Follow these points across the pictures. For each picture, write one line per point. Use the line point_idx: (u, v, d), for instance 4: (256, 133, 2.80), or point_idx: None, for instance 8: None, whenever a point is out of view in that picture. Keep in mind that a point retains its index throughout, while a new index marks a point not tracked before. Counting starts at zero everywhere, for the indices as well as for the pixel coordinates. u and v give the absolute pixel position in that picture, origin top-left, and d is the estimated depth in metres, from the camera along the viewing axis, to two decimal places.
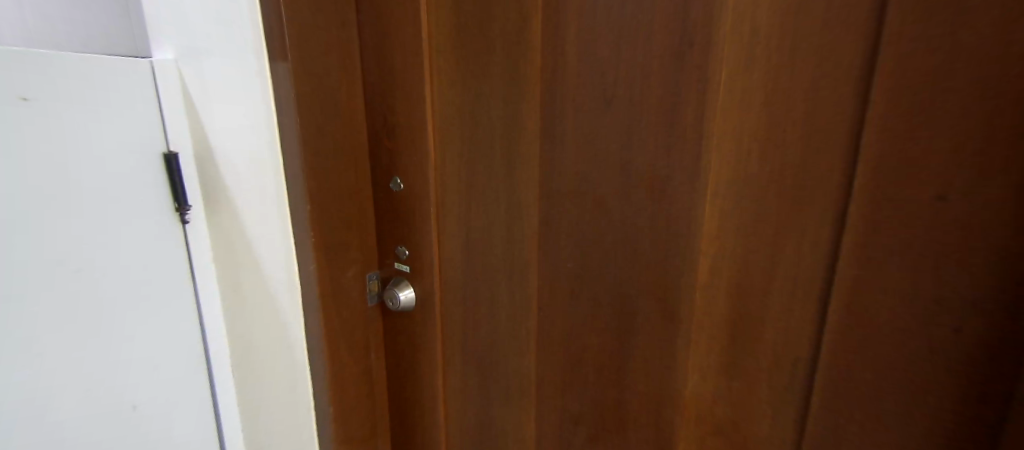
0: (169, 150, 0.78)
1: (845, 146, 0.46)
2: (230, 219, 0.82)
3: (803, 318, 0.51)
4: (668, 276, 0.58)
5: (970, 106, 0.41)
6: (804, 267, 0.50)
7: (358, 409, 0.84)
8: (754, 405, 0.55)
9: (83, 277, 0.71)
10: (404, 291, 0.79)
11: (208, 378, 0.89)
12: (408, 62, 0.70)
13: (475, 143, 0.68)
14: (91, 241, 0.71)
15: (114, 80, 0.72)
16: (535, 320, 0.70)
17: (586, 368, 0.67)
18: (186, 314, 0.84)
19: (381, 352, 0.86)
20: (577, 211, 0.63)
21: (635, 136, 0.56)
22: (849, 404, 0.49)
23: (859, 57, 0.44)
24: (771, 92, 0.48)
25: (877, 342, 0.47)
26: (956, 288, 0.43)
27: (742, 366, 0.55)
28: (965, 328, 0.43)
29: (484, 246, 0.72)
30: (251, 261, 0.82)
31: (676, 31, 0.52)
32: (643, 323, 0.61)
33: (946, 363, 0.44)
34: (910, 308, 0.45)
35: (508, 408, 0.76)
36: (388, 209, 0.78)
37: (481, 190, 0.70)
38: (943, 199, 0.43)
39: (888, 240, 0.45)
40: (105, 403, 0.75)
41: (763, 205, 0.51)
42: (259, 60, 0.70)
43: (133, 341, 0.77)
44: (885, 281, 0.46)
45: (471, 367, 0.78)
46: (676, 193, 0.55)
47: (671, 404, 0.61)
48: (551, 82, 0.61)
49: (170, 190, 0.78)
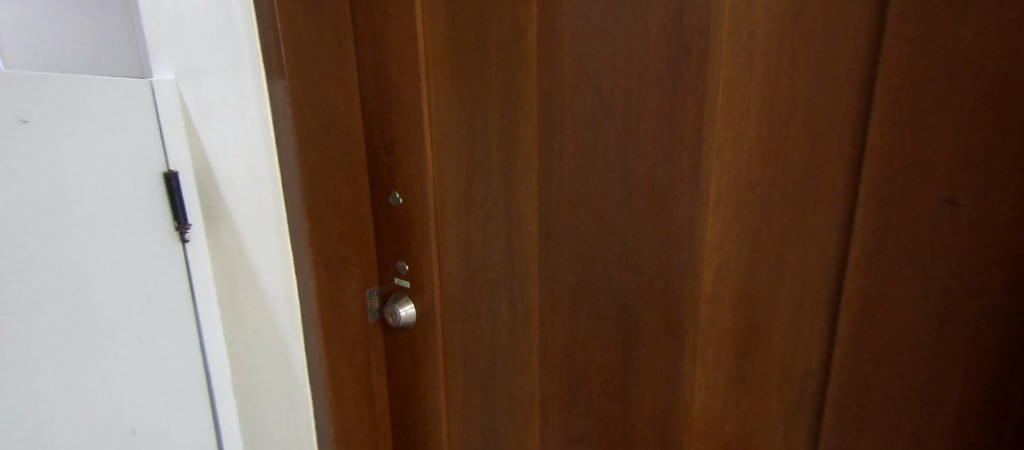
0: (169, 169, 0.77)
1: (850, 151, 0.45)
2: (230, 237, 0.81)
3: (812, 329, 0.49)
4: (670, 287, 0.56)
5: (976, 106, 0.39)
6: (811, 277, 0.48)
7: (360, 428, 0.83)
8: (764, 421, 0.53)
9: (76, 301, 0.70)
10: (405, 308, 0.78)
11: (208, 402, 0.86)
12: (405, 77, 0.69)
13: (472, 156, 0.68)
14: (85, 264, 0.70)
15: (110, 101, 0.71)
16: (537, 335, 0.68)
17: (590, 384, 0.65)
18: (186, 335, 0.82)
19: (382, 370, 0.85)
20: (577, 224, 0.61)
21: (633, 146, 0.55)
22: (864, 419, 0.47)
23: (861, 61, 0.43)
24: (770, 98, 0.47)
25: (889, 354, 0.45)
26: (968, 296, 0.42)
27: (750, 379, 0.53)
28: (981, 338, 0.42)
29: (484, 260, 0.71)
30: (254, 280, 0.81)
31: (672, 37, 0.51)
32: (647, 337, 0.59)
33: (962, 374, 0.43)
34: (922, 318, 0.43)
35: (512, 426, 0.74)
36: (387, 224, 0.77)
37: (479, 204, 0.69)
38: (953, 203, 0.41)
39: (897, 249, 0.44)
40: (101, 427, 0.74)
41: (767, 213, 0.49)
42: (257, 77, 0.70)
43: (130, 365, 0.76)
44: (894, 291, 0.44)
45: (472, 384, 0.77)
46: (676, 204, 0.54)
47: (680, 420, 0.59)
48: (547, 94, 0.60)
49: (169, 209, 0.77)
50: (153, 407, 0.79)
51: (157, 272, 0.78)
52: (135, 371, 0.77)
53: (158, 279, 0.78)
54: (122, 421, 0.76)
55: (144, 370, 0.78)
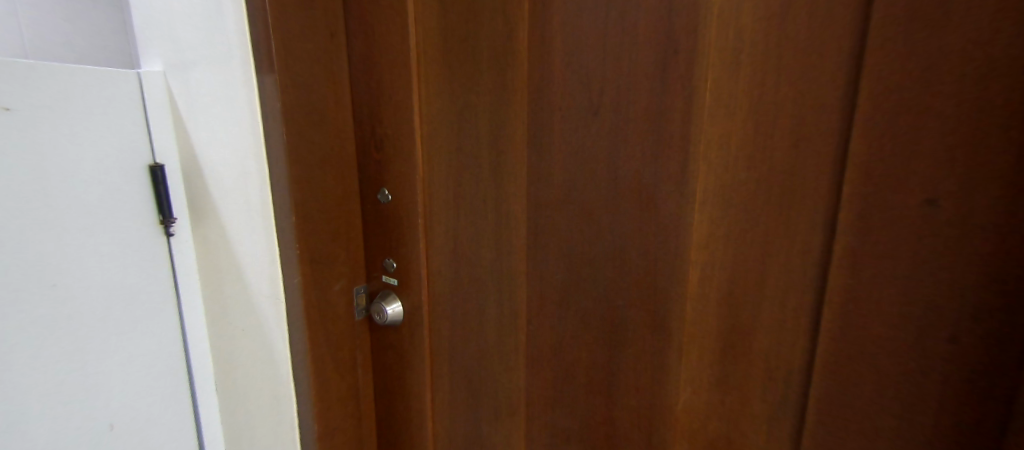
0: (155, 162, 0.77)
1: (835, 152, 0.45)
2: (216, 231, 0.80)
3: (795, 328, 0.49)
4: (656, 286, 0.57)
5: (958, 109, 0.40)
6: (795, 276, 0.49)
7: (344, 427, 0.82)
8: (748, 420, 0.53)
9: (57, 294, 0.69)
10: (392, 306, 0.77)
11: (190, 399, 0.86)
12: (395, 74, 0.69)
13: (462, 153, 0.68)
14: (66, 257, 0.70)
15: (98, 92, 0.71)
16: (524, 334, 0.68)
17: (575, 383, 0.65)
18: (169, 331, 0.82)
19: (368, 369, 0.84)
20: (565, 222, 0.62)
21: (622, 145, 0.56)
22: (846, 417, 0.48)
23: (845, 63, 0.44)
24: (757, 98, 0.48)
25: (872, 353, 0.46)
26: (950, 297, 0.42)
27: (733, 377, 0.53)
28: (961, 338, 0.42)
29: (472, 257, 0.71)
30: (237, 277, 0.80)
31: (661, 37, 0.52)
32: (633, 336, 0.59)
33: (944, 374, 0.43)
34: (905, 318, 0.44)
35: (498, 425, 0.74)
36: (376, 221, 0.77)
37: (469, 202, 0.69)
38: (933, 204, 0.42)
39: (880, 249, 0.44)
40: (78, 422, 0.73)
41: (754, 213, 0.50)
42: (245, 70, 0.69)
43: (112, 359, 0.75)
44: (877, 291, 0.45)
45: (459, 382, 0.76)
46: (664, 202, 0.54)
47: (664, 419, 0.59)
48: (538, 91, 0.60)
49: (155, 202, 0.77)
50: (133, 402, 0.79)
51: (140, 266, 0.77)
52: (117, 365, 0.76)
53: (143, 273, 0.77)
54: (100, 416, 0.75)
55: (124, 366, 0.77)
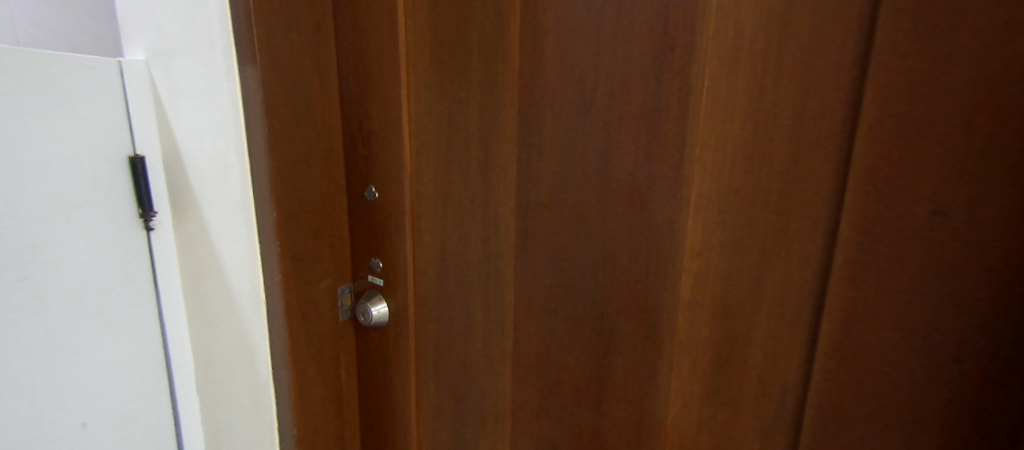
0: (135, 155, 0.74)
1: (836, 159, 0.43)
2: (196, 226, 0.78)
3: (790, 342, 0.47)
4: (649, 294, 0.54)
5: (969, 114, 0.37)
6: (792, 288, 0.46)
7: (325, 431, 0.79)
8: (738, 436, 0.51)
9: (24, 289, 0.67)
10: (377, 307, 0.75)
11: (168, 397, 0.84)
12: (384, 66, 0.67)
13: (450, 150, 0.65)
14: (40, 251, 0.68)
15: (74, 80, 0.69)
16: (511, 338, 0.66)
17: (563, 393, 0.63)
18: (148, 326, 0.80)
19: (353, 371, 0.82)
20: (556, 226, 0.59)
21: (615, 146, 0.53)
22: (841, 436, 0.45)
23: (850, 64, 0.41)
24: (756, 99, 0.45)
25: (871, 372, 0.43)
26: (956, 314, 0.40)
27: (726, 392, 0.51)
28: (966, 357, 0.40)
29: (460, 259, 0.68)
30: (218, 274, 0.77)
31: (658, 32, 0.49)
32: (622, 346, 0.57)
33: (948, 394, 0.41)
34: (907, 336, 0.42)
35: (483, 433, 0.72)
36: (363, 219, 0.75)
37: (456, 202, 0.66)
38: (940, 215, 0.39)
39: (883, 261, 0.42)
40: (47, 421, 0.71)
41: (751, 222, 0.47)
42: (228, 61, 0.67)
43: (85, 356, 0.73)
44: (877, 307, 0.42)
45: (444, 388, 0.74)
46: (657, 207, 0.52)
47: (652, 432, 0.57)
48: (529, 87, 0.58)
49: (133, 194, 0.75)
50: (106, 401, 0.77)
51: (118, 260, 0.75)
52: (91, 362, 0.74)
53: (119, 267, 0.75)
54: (71, 414, 0.73)
55: (97, 363, 0.75)
